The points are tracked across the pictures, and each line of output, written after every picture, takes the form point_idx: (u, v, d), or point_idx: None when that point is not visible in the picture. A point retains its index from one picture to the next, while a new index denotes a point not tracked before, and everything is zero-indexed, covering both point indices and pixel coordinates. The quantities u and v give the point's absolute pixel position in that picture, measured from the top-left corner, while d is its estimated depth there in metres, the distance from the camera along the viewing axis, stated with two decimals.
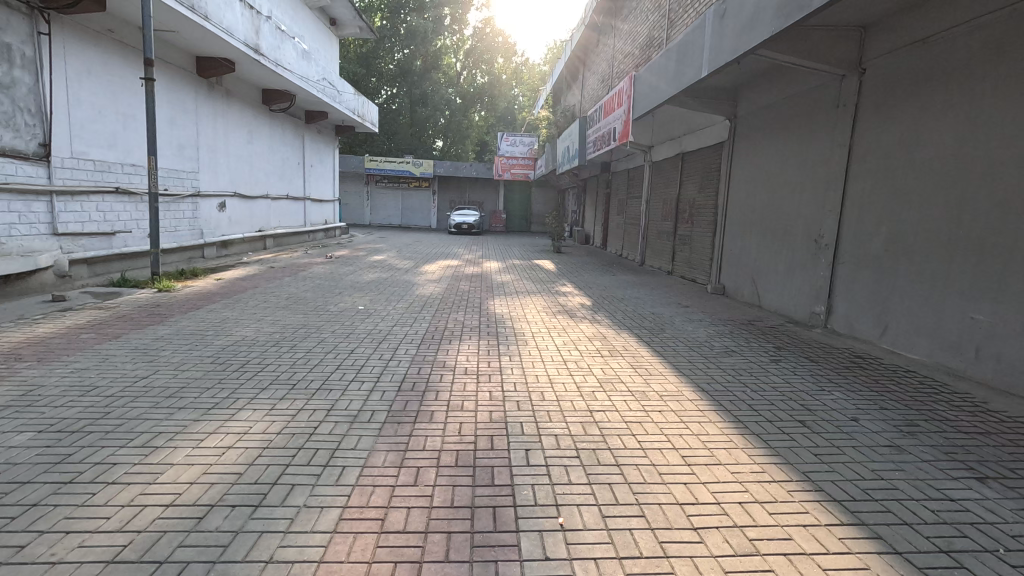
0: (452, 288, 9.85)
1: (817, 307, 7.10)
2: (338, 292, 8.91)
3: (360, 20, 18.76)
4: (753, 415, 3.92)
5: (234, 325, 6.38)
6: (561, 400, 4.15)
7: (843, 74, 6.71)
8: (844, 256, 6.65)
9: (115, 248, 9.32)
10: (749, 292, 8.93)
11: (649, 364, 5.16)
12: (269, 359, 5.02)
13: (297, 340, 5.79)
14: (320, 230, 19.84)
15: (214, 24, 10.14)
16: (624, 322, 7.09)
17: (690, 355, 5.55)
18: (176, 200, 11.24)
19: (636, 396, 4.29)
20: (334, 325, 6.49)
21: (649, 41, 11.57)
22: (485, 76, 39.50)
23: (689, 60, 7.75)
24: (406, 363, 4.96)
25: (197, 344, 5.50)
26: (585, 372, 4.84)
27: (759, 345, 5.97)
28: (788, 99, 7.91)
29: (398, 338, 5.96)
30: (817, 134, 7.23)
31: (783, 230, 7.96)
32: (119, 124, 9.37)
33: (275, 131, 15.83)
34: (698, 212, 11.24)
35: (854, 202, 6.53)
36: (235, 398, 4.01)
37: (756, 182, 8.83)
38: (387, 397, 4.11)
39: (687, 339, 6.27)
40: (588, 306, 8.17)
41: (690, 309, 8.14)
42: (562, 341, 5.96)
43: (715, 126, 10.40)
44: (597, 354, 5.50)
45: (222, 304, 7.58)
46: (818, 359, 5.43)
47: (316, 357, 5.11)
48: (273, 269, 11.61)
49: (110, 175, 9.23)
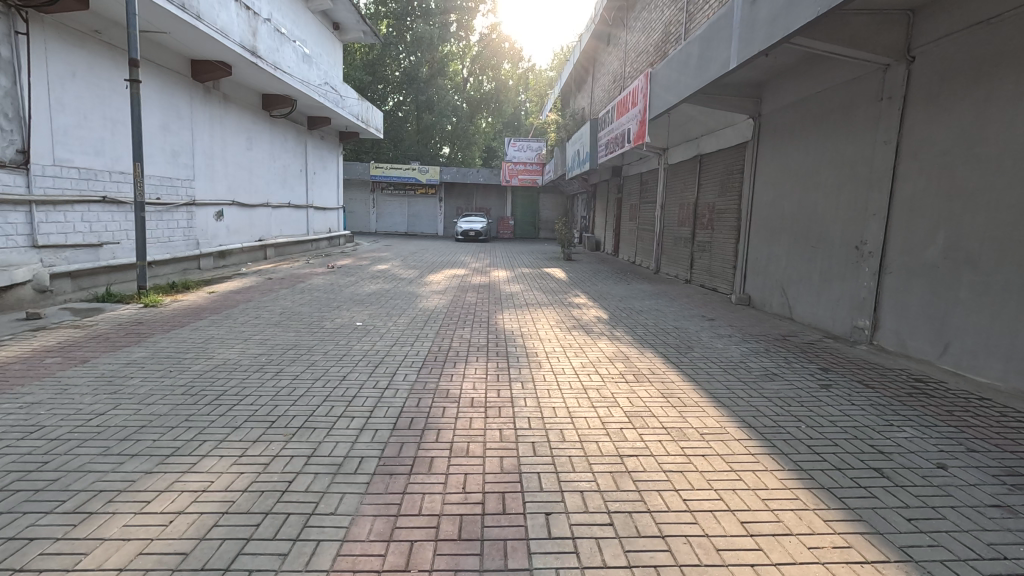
0: (458, 300, 9.23)
1: (860, 321, 6.42)
2: (336, 306, 8.32)
3: (363, 23, 18.31)
4: (816, 461, 3.26)
5: (217, 346, 5.80)
6: (584, 442, 3.51)
7: (888, 64, 6.05)
8: (893, 265, 5.97)
9: (102, 260, 8.81)
10: (778, 303, 8.25)
11: (681, 391, 4.50)
12: (250, 388, 4.42)
13: (284, 363, 5.19)
14: (324, 238, 19.33)
15: (207, 24, 9.63)
16: (647, 340, 6.43)
17: (727, 380, 4.88)
18: (170, 208, 10.74)
19: (672, 436, 3.64)
20: (328, 345, 5.90)
21: (664, 37, 10.98)
22: (491, 82, 39.08)
23: (712, 54, 7.13)
24: (405, 393, 4.36)
25: (170, 370, 4.90)
26: (609, 404, 4.20)
27: (802, 367, 5.30)
28: (821, 94, 7.25)
29: (396, 360, 5.35)
30: (857, 131, 6.55)
31: (818, 237, 7.28)
32: (106, 129, 8.89)
33: (275, 137, 15.36)
34: (718, 217, 10.59)
35: (904, 205, 5.85)
36: (202, 442, 3.40)
37: (785, 182, 8.15)
38: (379, 439, 3.49)
39: (720, 359, 5.59)
40: (605, 320, 7.54)
41: (716, 323, 7.48)
42: (581, 363, 5.32)
43: (737, 125, 9.76)
44: (620, 378, 4.86)
45: (209, 321, 7.02)
46: (874, 384, 4.74)
47: (304, 385, 4.52)
48: (271, 281, 11.05)
49: (97, 183, 8.74)
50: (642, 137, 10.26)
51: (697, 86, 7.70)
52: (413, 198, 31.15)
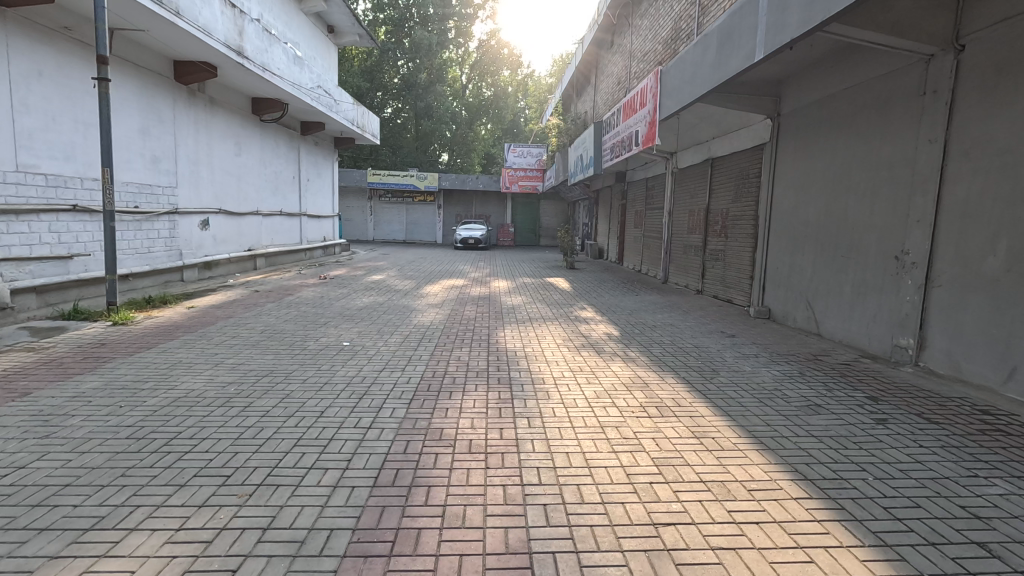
0: (455, 315, 8.54)
1: (902, 340, 5.78)
2: (323, 323, 7.65)
3: (359, 26, 17.76)
4: (902, 533, 2.60)
5: (183, 373, 5.14)
6: (608, 505, 2.84)
7: (933, 54, 5.44)
8: (942, 278, 5.34)
9: (72, 273, 8.16)
10: (803, 316, 7.61)
11: (714, 430, 3.85)
12: (210, 429, 3.77)
13: (255, 395, 4.53)
14: (318, 247, 18.69)
15: (188, 21, 9.03)
16: (667, 362, 5.76)
17: (764, 413, 4.23)
18: (150, 217, 10.11)
19: (714, 494, 2.97)
20: (308, 371, 5.23)
21: (674, 34, 10.37)
22: (490, 88, 38.61)
23: (733, 46, 6.52)
24: (390, 435, 3.72)
25: (121, 405, 4.22)
26: (633, 449, 3.54)
27: (847, 396, 4.64)
28: (851, 90, 6.64)
29: (384, 389, 4.69)
30: (895, 129, 5.95)
31: (849, 245, 6.65)
32: (78, 133, 8.30)
33: (266, 142, 14.78)
34: (732, 224, 9.97)
35: (955, 211, 5.24)
36: (134, 509, 2.75)
37: (809, 186, 7.54)
38: (355, 502, 2.85)
39: (751, 386, 4.94)
40: (616, 337, 6.90)
41: (738, 341, 6.83)
42: (593, 392, 4.67)
43: (752, 126, 9.17)
44: (641, 412, 4.21)
45: (182, 341, 6.38)
46: (937, 419, 4.09)
47: (274, 425, 3.86)
48: (258, 294, 10.41)
49: (67, 191, 8.14)
50: (652, 138, 9.62)
51: (715, 83, 7.07)
52: (411, 206, 30.59)
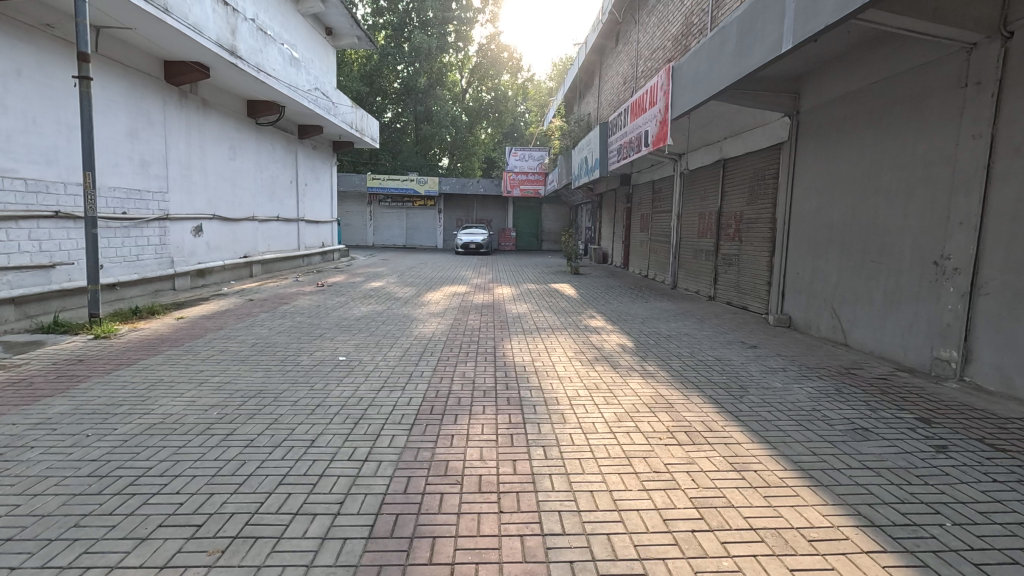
0: (458, 325, 8.07)
1: (944, 352, 5.35)
2: (318, 335, 7.19)
3: (357, 28, 17.38)
4: None
5: (163, 394, 4.68)
6: (647, 563, 2.40)
7: (977, 42, 5.03)
8: (990, 285, 4.91)
9: (54, 284, 7.73)
10: (828, 325, 7.16)
11: (755, 461, 3.40)
12: (184, 463, 3.32)
13: (240, 420, 4.08)
14: (316, 253, 18.27)
15: (177, 19, 8.61)
16: (689, 377, 5.31)
17: (807, 438, 3.78)
18: (140, 224, 9.70)
19: (769, 545, 2.52)
20: (300, 391, 4.78)
21: (685, 30, 9.96)
22: (489, 92, 38.00)
23: (756, 37, 6.08)
24: (389, 470, 3.28)
25: (88, 434, 3.77)
26: (666, 486, 3.11)
27: (895, 418, 4.19)
28: (879, 84, 6.22)
29: (382, 413, 4.24)
30: (932, 124, 5.52)
31: (880, 249, 6.20)
32: (60, 135, 7.88)
33: (262, 146, 14.38)
34: (747, 228, 9.54)
35: (1003, 212, 4.82)
36: (83, 572, 2.32)
37: (832, 187, 7.11)
38: (346, 560, 2.41)
39: (786, 406, 4.49)
40: (631, 349, 6.46)
41: (762, 352, 6.40)
42: (613, 415, 4.21)
43: (768, 125, 8.76)
44: (669, 438, 3.77)
45: (165, 357, 5.93)
46: (1003, 445, 3.64)
47: (258, 457, 3.42)
48: (251, 303, 9.97)
49: (49, 196, 7.73)
50: (664, 138, 9.20)
51: (735, 77, 6.66)
52: (411, 210, 30.22)
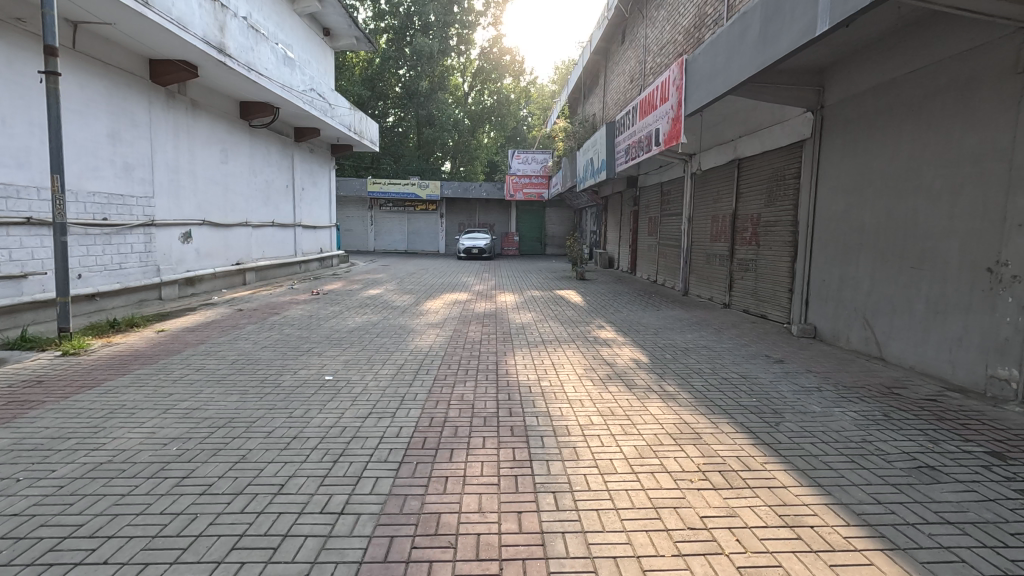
0: (457, 337, 7.50)
1: (1001, 369, 4.78)
2: (305, 350, 6.62)
3: (355, 28, 16.92)
4: None
5: (120, 423, 4.12)
6: None
7: None
8: None
9: (25, 295, 7.21)
10: (860, 337, 6.57)
11: (809, 514, 2.81)
12: (124, 519, 2.77)
13: (199, 457, 3.51)
14: (313, 259, 17.75)
15: (159, 13, 8.10)
16: (715, 399, 4.74)
17: (866, 481, 3.18)
18: (122, 230, 9.19)
19: None
20: (275, 419, 4.21)
21: (699, 21, 9.39)
22: (491, 96, 37.55)
23: (785, 21, 5.51)
24: (367, 527, 2.70)
25: (19, 478, 3.21)
26: (705, 548, 2.53)
27: (962, 452, 3.60)
28: (918, 73, 5.65)
29: (365, 448, 3.65)
30: (984, 115, 4.94)
31: (920, 254, 5.62)
32: (33, 137, 7.39)
33: (256, 149, 13.91)
34: (766, 231, 8.95)
35: None
36: None
37: (863, 186, 6.52)
38: None
39: (831, 436, 3.90)
40: (646, 365, 5.88)
41: (790, 368, 5.81)
42: (634, 449, 3.64)
43: (787, 122, 8.20)
44: (702, 482, 3.17)
45: (133, 377, 5.38)
46: None
47: (212, 510, 2.85)
48: (239, 313, 9.43)
49: (20, 202, 7.22)
50: (676, 137, 8.64)
51: (758, 66, 6.09)
52: (413, 215, 29.73)
